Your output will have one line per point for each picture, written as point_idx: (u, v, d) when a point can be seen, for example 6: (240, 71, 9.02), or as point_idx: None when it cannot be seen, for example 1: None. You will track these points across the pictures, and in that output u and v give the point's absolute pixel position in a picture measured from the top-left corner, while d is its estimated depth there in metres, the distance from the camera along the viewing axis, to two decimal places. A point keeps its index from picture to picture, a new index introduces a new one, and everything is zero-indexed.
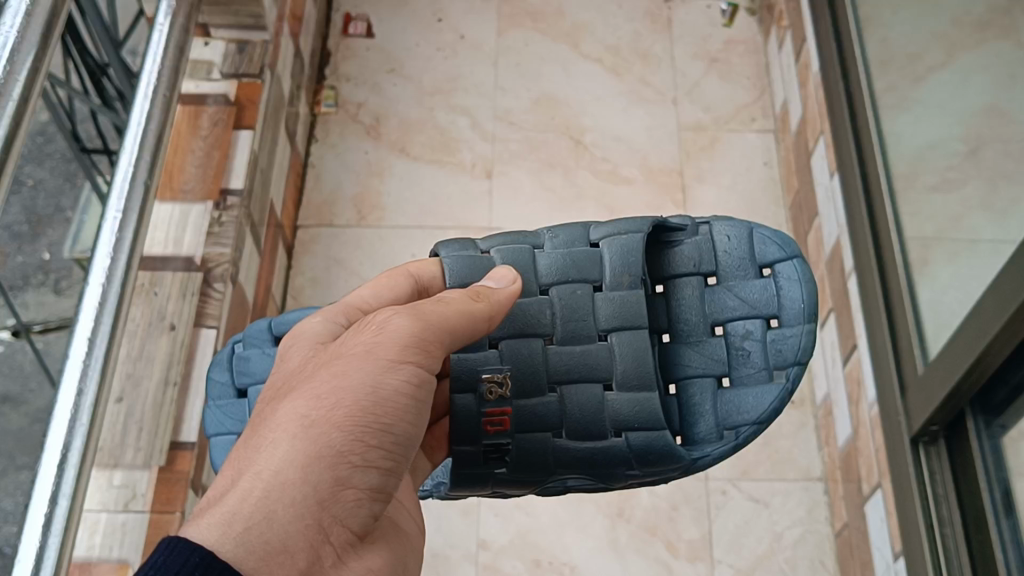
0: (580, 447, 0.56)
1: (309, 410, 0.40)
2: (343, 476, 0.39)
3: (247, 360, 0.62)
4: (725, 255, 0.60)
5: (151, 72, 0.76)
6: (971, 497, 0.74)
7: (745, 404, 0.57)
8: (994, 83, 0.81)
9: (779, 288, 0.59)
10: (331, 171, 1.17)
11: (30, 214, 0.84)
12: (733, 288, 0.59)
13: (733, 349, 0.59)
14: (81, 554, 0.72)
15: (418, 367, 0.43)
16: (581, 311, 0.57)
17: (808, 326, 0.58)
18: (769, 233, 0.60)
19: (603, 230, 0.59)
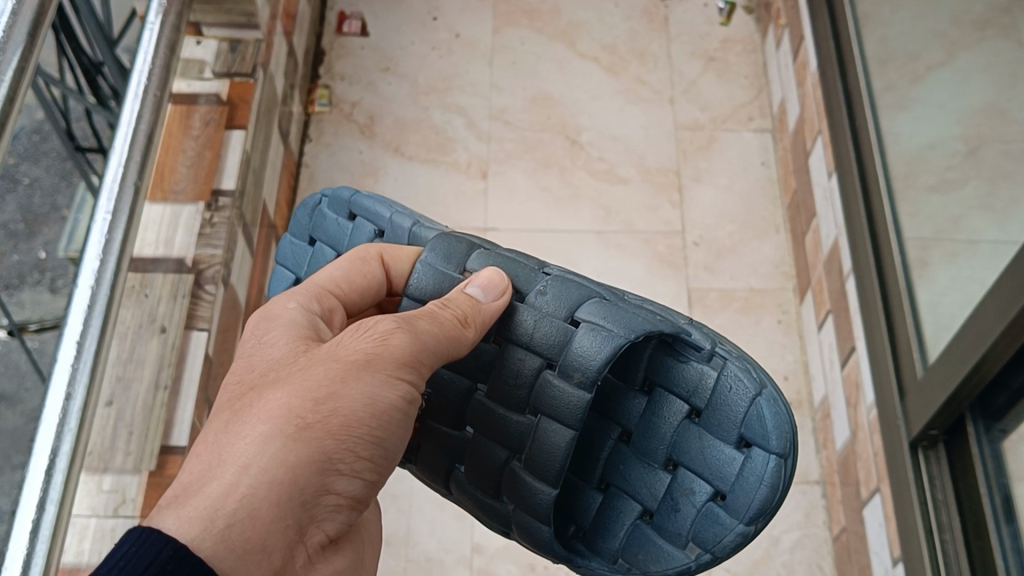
0: (474, 490, 0.52)
1: (305, 411, 0.40)
2: (328, 482, 0.40)
3: (323, 219, 0.58)
4: (721, 404, 0.48)
5: (141, 72, 0.75)
6: (970, 503, 0.73)
7: (647, 556, 0.51)
8: (995, 82, 0.80)
9: (745, 472, 0.48)
10: (324, 171, 1.16)
11: (27, 212, 0.81)
12: (704, 442, 0.49)
13: (671, 495, 0.50)
14: (69, 560, 0.71)
15: (411, 383, 0.44)
16: (522, 382, 0.48)
17: (742, 527, 0.48)
18: (777, 411, 0.47)
19: (591, 309, 0.47)
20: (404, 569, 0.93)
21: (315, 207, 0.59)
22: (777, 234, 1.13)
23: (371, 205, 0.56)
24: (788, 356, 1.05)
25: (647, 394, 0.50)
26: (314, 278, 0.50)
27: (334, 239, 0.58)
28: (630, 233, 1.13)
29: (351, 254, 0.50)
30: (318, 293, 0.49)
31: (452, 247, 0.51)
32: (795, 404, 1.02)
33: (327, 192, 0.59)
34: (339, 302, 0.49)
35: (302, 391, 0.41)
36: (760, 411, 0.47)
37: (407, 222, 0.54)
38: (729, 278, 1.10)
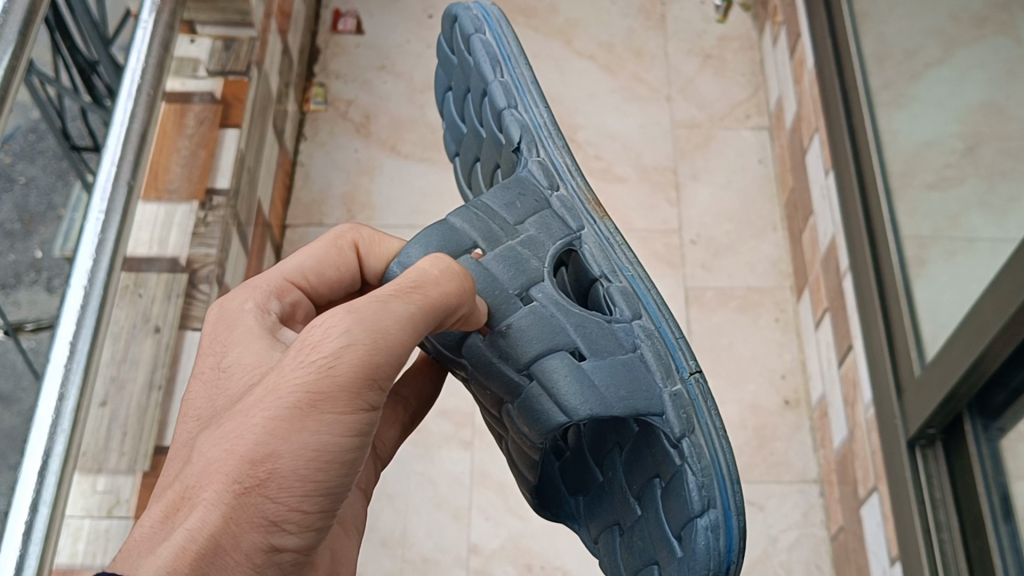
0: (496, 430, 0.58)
1: (241, 474, 0.36)
2: (274, 543, 0.37)
3: (455, 38, 0.58)
4: (675, 493, 0.48)
5: (135, 70, 0.75)
6: (968, 502, 0.73)
7: (607, 559, 0.55)
8: (993, 80, 0.79)
9: (673, 567, 0.49)
10: (320, 170, 1.16)
11: (23, 212, 0.81)
12: (658, 514, 0.49)
13: (630, 530, 0.52)
14: (64, 561, 0.71)
15: (365, 412, 0.39)
16: (487, 398, 0.51)
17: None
18: (711, 546, 0.46)
19: (547, 375, 0.47)
20: (400, 569, 0.93)
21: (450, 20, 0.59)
22: (774, 232, 1.12)
23: (482, 61, 0.55)
24: (786, 354, 1.05)
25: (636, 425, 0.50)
26: (281, 264, 0.49)
27: (464, 66, 0.58)
28: (627, 231, 1.12)
29: (322, 245, 0.50)
30: (281, 283, 0.48)
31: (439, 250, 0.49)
32: (792, 402, 1.02)
33: (459, 9, 0.57)
34: (303, 292, 0.49)
35: (239, 447, 0.37)
36: (694, 531, 0.47)
37: (502, 101, 0.54)
38: (727, 277, 1.09)
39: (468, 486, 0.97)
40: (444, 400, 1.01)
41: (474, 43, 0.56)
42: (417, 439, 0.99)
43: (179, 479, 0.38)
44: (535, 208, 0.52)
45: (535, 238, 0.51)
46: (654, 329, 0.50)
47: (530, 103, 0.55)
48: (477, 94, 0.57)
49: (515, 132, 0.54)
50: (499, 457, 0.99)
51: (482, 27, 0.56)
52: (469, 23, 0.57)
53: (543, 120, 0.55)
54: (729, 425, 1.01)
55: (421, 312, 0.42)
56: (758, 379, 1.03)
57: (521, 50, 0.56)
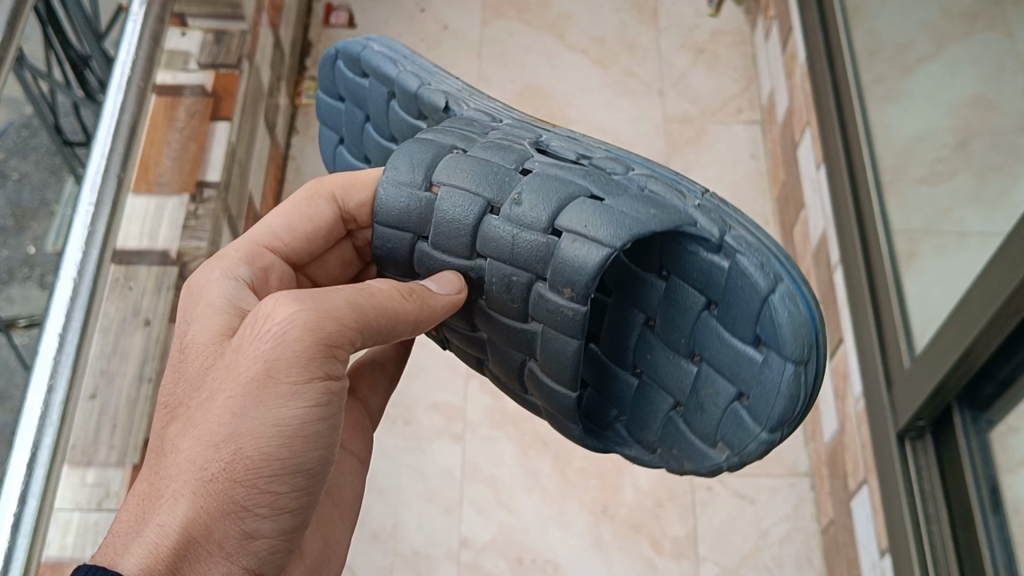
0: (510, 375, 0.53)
1: (209, 459, 0.39)
2: (248, 521, 0.40)
3: (345, 76, 0.61)
4: (736, 298, 0.44)
5: (125, 63, 0.76)
6: (957, 494, 0.73)
7: (682, 449, 0.51)
8: (984, 75, 0.80)
9: (764, 376, 0.44)
10: (312, 164, 1.15)
11: (15, 208, 0.79)
12: (724, 340, 0.45)
13: (700, 386, 0.48)
14: (53, 554, 0.71)
15: (324, 383, 0.41)
16: (514, 295, 0.46)
17: (765, 436, 0.46)
18: (789, 321, 0.42)
19: (574, 219, 0.43)
20: (391, 564, 0.93)
21: (334, 66, 0.62)
22: (766, 227, 1.12)
23: (376, 73, 0.58)
24: None
25: (664, 281, 0.46)
26: (251, 232, 0.50)
27: (359, 94, 0.61)
28: None
29: (294, 202, 0.51)
30: (252, 251, 0.49)
31: (420, 159, 0.47)
32: None
33: (344, 47, 0.60)
34: (280, 257, 0.50)
35: (204, 434, 0.40)
36: (771, 313, 0.42)
37: (414, 83, 0.55)
38: None
39: (460, 481, 0.97)
40: (436, 394, 1.02)
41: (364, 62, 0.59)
42: (407, 434, 0.99)
43: (158, 467, 0.41)
44: (492, 128, 0.51)
45: (505, 138, 0.49)
46: (651, 175, 0.47)
47: (438, 81, 0.57)
48: (383, 109, 0.59)
49: (438, 99, 0.54)
50: (490, 450, 0.99)
51: (370, 44, 0.59)
52: (352, 62, 0.60)
53: (457, 90, 0.56)
54: None
55: (364, 298, 0.43)
56: None
57: (413, 55, 0.59)
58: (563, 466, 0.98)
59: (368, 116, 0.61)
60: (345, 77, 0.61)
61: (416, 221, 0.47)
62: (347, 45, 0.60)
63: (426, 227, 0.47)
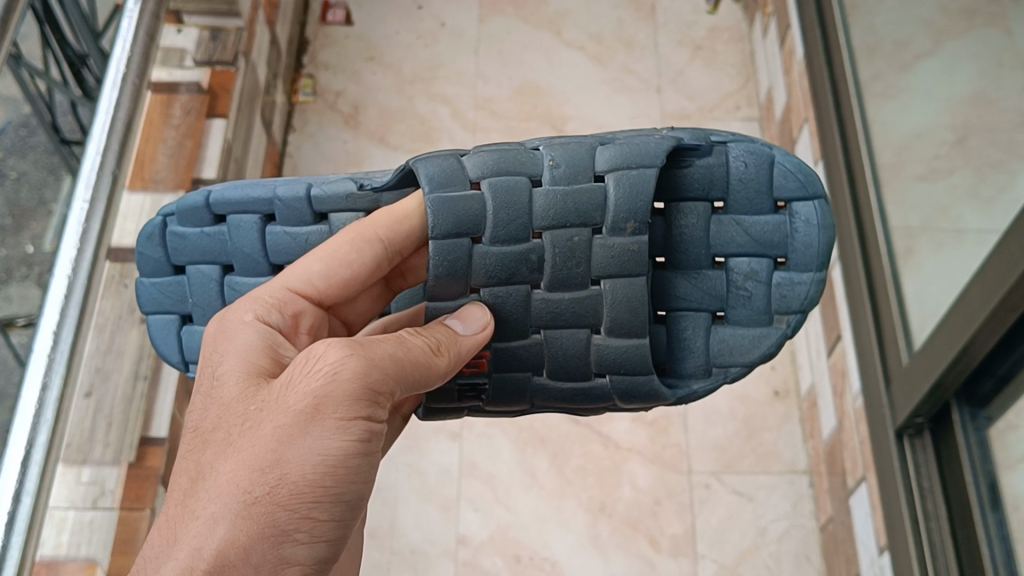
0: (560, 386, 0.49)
1: (251, 484, 0.38)
2: (286, 553, 0.38)
3: (185, 239, 0.52)
4: (744, 181, 0.47)
5: (121, 59, 0.76)
6: (957, 492, 0.73)
7: (736, 350, 0.49)
8: (983, 72, 0.79)
9: (796, 229, 0.47)
10: (308, 161, 1.15)
11: (14, 207, 0.76)
12: (746, 226, 0.47)
13: (734, 287, 0.48)
14: (47, 552, 0.70)
15: (369, 421, 0.40)
16: (577, 258, 0.46)
17: (820, 275, 0.47)
18: (796, 160, 0.46)
19: (614, 156, 0.45)
20: (389, 562, 0.92)
21: (163, 237, 0.52)
22: None
23: (239, 209, 0.50)
24: None
25: (662, 215, 0.48)
26: (281, 273, 0.47)
27: (213, 248, 0.52)
28: None
29: (331, 249, 0.46)
30: (284, 293, 0.46)
31: (444, 162, 0.45)
32: (781, 394, 1.02)
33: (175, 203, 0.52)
34: (314, 300, 0.47)
35: (248, 459, 0.38)
36: (782, 170, 0.46)
37: (301, 189, 0.49)
38: None
39: (457, 479, 0.97)
40: None
41: (216, 199, 0.51)
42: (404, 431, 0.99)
43: (190, 494, 0.39)
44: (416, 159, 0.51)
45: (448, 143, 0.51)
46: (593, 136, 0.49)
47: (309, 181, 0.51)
48: (258, 249, 0.51)
49: (346, 184, 0.49)
50: (488, 448, 0.98)
51: (212, 188, 0.51)
52: (190, 218, 0.51)
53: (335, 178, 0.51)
54: (718, 416, 1.00)
55: (405, 348, 0.42)
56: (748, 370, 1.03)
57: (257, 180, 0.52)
58: (562, 464, 0.98)
59: (231, 264, 0.52)
60: (178, 242, 0.52)
61: (471, 216, 0.44)
62: (182, 204, 0.51)
63: (479, 224, 0.45)
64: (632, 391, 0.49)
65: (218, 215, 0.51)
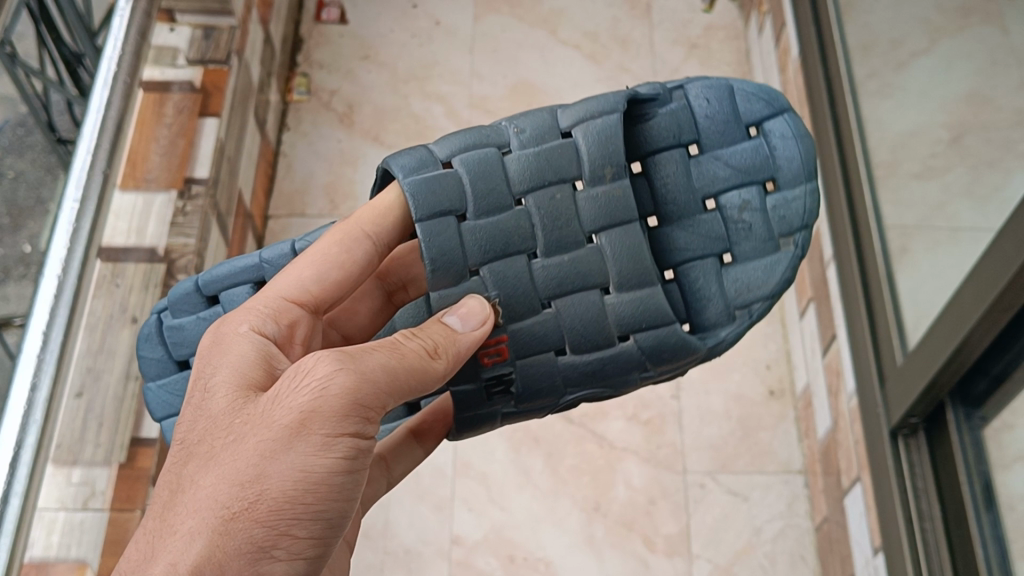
0: (587, 360, 0.49)
1: (232, 498, 0.38)
2: (262, 568, 0.38)
3: (182, 330, 0.56)
4: (709, 118, 0.51)
5: (111, 57, 0.75)
6: (951, 492, 0.72)
7: (752, 281, 0.51)
8: (978, 69, 0.78)
9: (772, 149, 0.51)
10: (302, 160, 1.15)
11: (11, 207, 0.74)
12: (724, 160, 0.51)
13: (732, 224, 0.51)
14: (36, 553, 0.70)
15: (355, 439, 0.40)
16: (564, 215, 0.49)
17: (810, 185, 0.51)
18: (750, 87, 0.52)
19: (574, 112, 0.49)
20: (383, 562, 0.92)
21: (161, 335, 0.57)
22: None
23: (228, 283, 0.55)
24: (771, 344, 1.04)
25: (643, 172, 0.52)
26: (275, 284, 0.46)
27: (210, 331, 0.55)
28: None
29: (319, 253, 0.47)
30: (280, 304, 0.46)
31: (417, 152, 0.48)
32: (776, 393, 1.01)
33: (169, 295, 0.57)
34: (309, 309, 0.47)
35: (230, 472, 0.38)
36: (738, 96, 0.52)
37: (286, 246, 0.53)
38: None
39: (451, 479, 0.96)
40: None
41: (204, 282, 0.55)
42: None
43: (170, 505, 0.39)
44: None
45: None
46: None
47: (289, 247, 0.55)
48: None
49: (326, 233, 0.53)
50: (482, 448, 0.98)
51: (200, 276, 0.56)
52: (183, 306, 0.56)
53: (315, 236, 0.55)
54: (713, 415, 1.00)
55: (399, 360, 0.42)
56: (743, 369, 1.02)
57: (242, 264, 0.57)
58: (556, 463, 0.97)
59: None
60: (174, 332, 0.56)
61: (454, 187, 0.47)
62: (174, 297, 0.57)
63: (462, 200, 0.47)
64: (660, 347, 0.49)
65: (209, 296, 0.56)
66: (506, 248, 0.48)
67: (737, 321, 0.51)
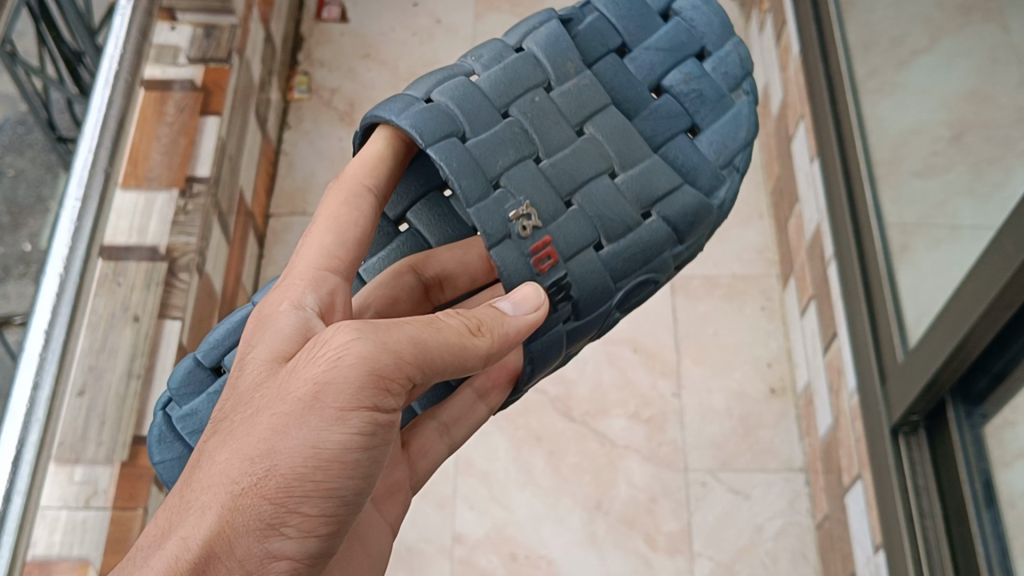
0: (624, 246, 0.48)
1: (241, 474, 0.36)
2: (273, 547, 0.36)
3: (194, 414, 0.50)
4: (627, 15, 0.55)
5: (112, 55, 0.76)
6: (952, 490, 0.72)
7: (726, 134, 0.53)
8: (979, 67, 0.78)
9: (690, 23, 0.56)
10: (303, 158, 1.15)
11: (12, 204, 0.74)
12: (653, 47, 0.54)
13: (683, 98, 0.54)
14: (39, 552, 0.70)
15: (374, 412, 0.37)
16: (549, 114, 0.49)
17: (732, 41, 0.56)
18: None
19: (518, 31, 0.53)
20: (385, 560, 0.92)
21: (173, 430, 0.51)
22: (761, 220, 1.12)
23: (231, 343, 0.51)
24: (772, 342, 1.04)
25: None
26: (304, 257, 0.45)
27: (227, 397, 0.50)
28: None
29: (329, 216, 0.46)
30: (315, 275, 0.44)
31: (395, 96, 0.48)
32: (777, 390, 1.01)
33: (168, 388, 0.51)
34: (342, 277, 0.45)
35: (243, 447, 0.36)
36: None
37: None
38: (712, 265, 1.09)
39: (453, 477, 0.96)
40: None
41: (203, 352, 0.51)
42: None
43: (189, 480, 0.37)
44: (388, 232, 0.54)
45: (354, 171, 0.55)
46: None
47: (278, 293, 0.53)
48: None
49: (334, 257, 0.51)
50: (483, 446, 0.98)
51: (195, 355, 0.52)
52: (189, 388, 0.51)
53: None
54: (714, 413, 1.00)
55: (431, 331, 0.39)
56: (744, 368, 1.03)
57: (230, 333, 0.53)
58: (558, 461, 0.97)
59: None
60: (188, 417, 0.50)
61: (449, 106, 0.47)
62: (175, 387, 0.51)
63: (457, 122, 0.47)
64: (680, 209, 0.50)
65: (213, 368, 0.51)
66: (516, 156, 0.47)
67: (729, 177, 0.52)
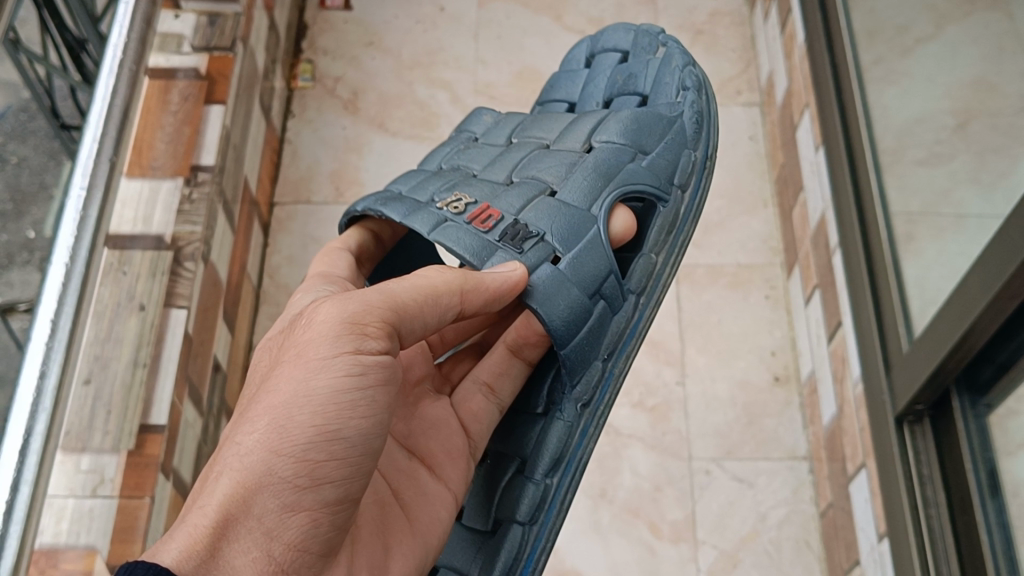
0: (590, 173, 0.59)
1: (244, 439, 0.40)
2: (288, 498, 0.39)
3: None
4: (566, 84, 0.74)
5: (116, 46, 0.76)
6: (957, 480, 0.72)
7: (665, 77, 0.68)
8: (984, 56, 0.78)
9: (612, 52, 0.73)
10: (308, 147, 1.15)
11: (14, 191, 0.74)
12: (590, 83, 0.72)
13: (625, 87, 0.70)
14: (46, 541, 0.70)
15: (357, 356, 0.42)
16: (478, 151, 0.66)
17: (649, 33, 0.73)
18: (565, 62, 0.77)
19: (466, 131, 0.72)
20: None
21: None
22: (765, 209, 1.12)
23: None
24: (777, 332, 1.04)
25: None
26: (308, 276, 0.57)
27: None
28: None
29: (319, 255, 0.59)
30: (321, 277, 0.56)
31: None
32: (782, 379, 1.01)
33: None
34: (340, 277, 0.57)
35: (243, 421, 0.41)
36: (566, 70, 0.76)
37: None
38: (717, 254, 1.09)
39: None
40: None
41: None
42: None
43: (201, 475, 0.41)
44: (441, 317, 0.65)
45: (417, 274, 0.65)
46: None
47: None
48: None
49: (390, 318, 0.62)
50: None
51: None
52: None
53: None
54: (718, 403, 1.00)
55: (395, 292, 0.46)
56: (749, 357, 1.03)
57: None
58: None
59: None
60: None
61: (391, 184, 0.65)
62: None
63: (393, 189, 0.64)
64: (615, 133, 0.62)
65: None
66: (446, 180, 0.63)
67: (684, 96, 0.66)
